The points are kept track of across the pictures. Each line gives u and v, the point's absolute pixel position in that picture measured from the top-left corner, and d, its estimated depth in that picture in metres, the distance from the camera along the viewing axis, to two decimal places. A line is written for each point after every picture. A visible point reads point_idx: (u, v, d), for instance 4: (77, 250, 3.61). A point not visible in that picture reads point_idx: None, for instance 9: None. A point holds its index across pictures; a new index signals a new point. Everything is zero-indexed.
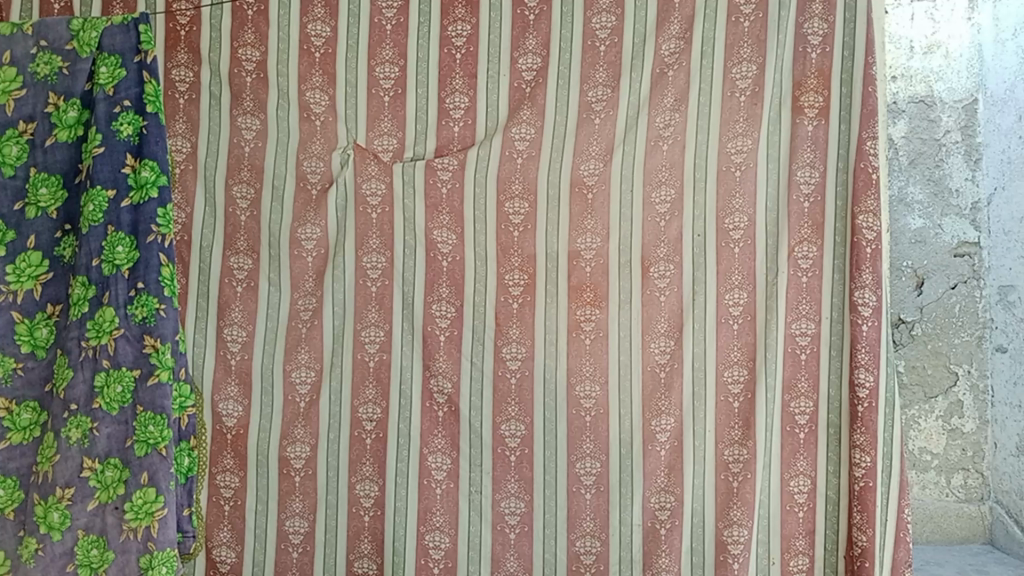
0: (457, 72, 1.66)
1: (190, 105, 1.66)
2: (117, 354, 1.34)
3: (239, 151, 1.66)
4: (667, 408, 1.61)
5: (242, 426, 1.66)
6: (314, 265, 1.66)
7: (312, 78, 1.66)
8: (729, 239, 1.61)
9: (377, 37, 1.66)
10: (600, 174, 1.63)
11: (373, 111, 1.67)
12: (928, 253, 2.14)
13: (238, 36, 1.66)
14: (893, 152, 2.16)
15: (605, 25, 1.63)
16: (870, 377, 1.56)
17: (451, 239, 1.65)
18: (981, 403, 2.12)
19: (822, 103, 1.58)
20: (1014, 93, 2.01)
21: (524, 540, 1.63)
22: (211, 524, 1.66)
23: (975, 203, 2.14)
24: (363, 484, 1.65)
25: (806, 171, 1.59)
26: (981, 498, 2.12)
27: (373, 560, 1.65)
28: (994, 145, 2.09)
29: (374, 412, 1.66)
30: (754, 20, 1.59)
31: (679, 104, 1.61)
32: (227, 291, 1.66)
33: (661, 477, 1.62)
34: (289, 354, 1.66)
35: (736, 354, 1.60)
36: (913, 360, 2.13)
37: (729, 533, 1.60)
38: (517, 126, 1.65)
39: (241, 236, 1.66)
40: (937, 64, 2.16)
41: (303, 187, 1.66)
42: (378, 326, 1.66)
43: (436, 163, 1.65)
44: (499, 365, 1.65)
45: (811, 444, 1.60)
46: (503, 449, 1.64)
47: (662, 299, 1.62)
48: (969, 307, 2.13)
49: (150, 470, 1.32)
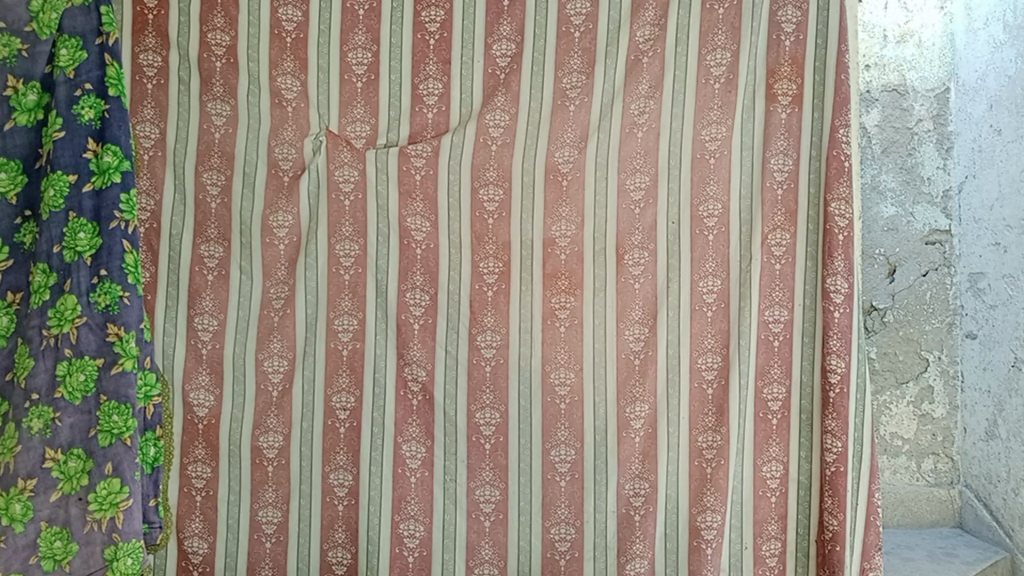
0: (431, 58, 1.65)
1: (158, 91, 1.63)
2: (80, 343, 1.32)
3: (209, 137, 1.63)
4: (641, 395, 1.62)
5: (213, 416, 1.64)
6: (287, 253, 1.64)
7: (283, 63, 1.64)
8: (703, 226, 1.61)
9: (349, 22, 1.64)
10: (575, 161, 1.63)
11: (345, 97, 1.65)
12: (900, 241, 2.16)
13: (207, 20, 1.63)
14: (866, 140, 2.17)
15: (580, 11, 1.62)
16: (842, 363, 1.57)
17: (425, 226, 1.64)
18: (951, 388, 2.15)
19: (795, 91, 1.58)
20: (985, 83, 2.03)
21: (499, 527, 1.64)
22: (183, 514, 1.64)
23: (947, 191, 2.16)
24: (336, 473, 1.64)
25: (780, 158, 1.59)
26: (951, 482, 2.15)
27: (347, 549, 1.64)
28: (965, 134, 2.11)
29: (347, 401, 1.65)
30: (728, 7, 1.59)
31: (654, 91, 1.61)
32: (198, 280, 1.64)
33: (636, 463, 1.62)
34: (262, 343, 1.64)
35: (710, 341, 1.61)
36: (885, 347, 2.16)
37: (702, 518, 1.61)
38: (491, 112, 1.64)
39: (211, 223, 1.64)
40: (910, 53, 2.17)
41: (275, 173, 1.64)
42: (352, 314, 1.64)
43: (410, 150, 1.64)
44: (474, 353, 1.64)
45: (784, 430, 1.61)
46: (478, 437, 1.64)
47: (637, 287, 1.62)
48: (940, 295, 2.15)
49: (114, 460, 1.31)
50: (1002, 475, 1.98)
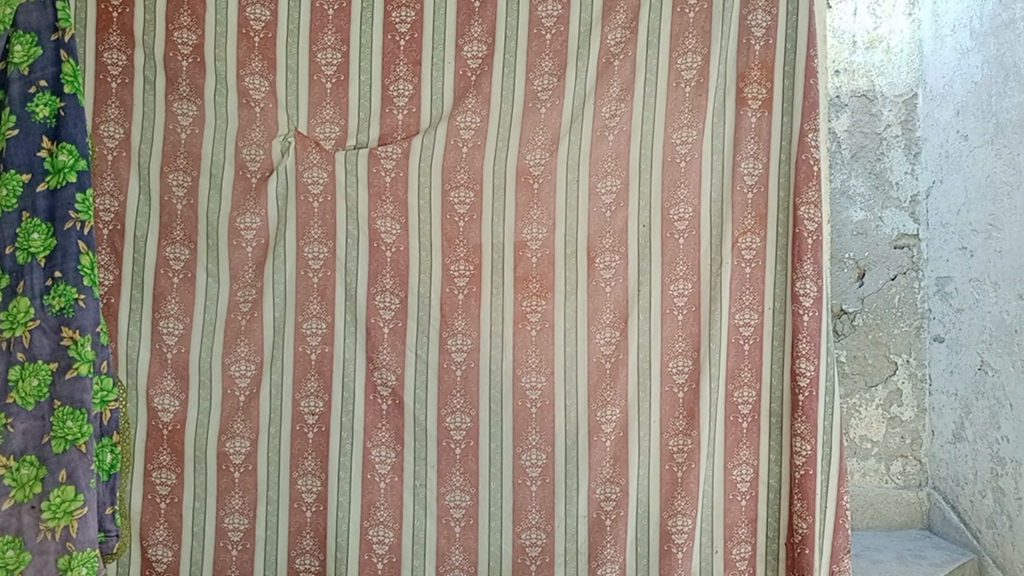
0: (401, 59, 1.63)
1: (122, 90, 1.60)
2: (33, 347, 1.29)
3: (175, 137, 1.61)
4: (612, 398, 1.61)
5: (178, 421, 1.61)
6: (254, 255, 1.62)
7: (251, 63, 1.62)
8: (673, 230, 1.61)
9: (318, 22, 1.63)
10: (546, 164, 1.62)
11: (314, 98, 1.63)
12: (869, 245, 2.18)
13: (173, 18, 1.60)
14: (836, 145, 2.19)
15: (551, 13, 1.62)
16: (811, 366, 1.57)
17: (395, 229, 1.63)
18: (919, 391, 2.17)
19: (765, 95, 1.59)
20: (952, 89, 2.05)
21: (469, 533, 1.62)
22: (146, 522, 1.61)
23: (914, 195, 2.18)
24: (304, 479, 1.62)
25: (750, 162, 1.60)
26: (919, 484, 2.17)
27: (315, 556, 1.62)
28: (932, 139, 2.13)
29: (316, 405, 1.62)
30: (698, 11, 1.59)
31: (625, 94, 1.61)
32: (163, 283, 1.61)
33: (607, 467, 1.61)
34: (229, 347, 1.62)
35: (682, 344, 1.61)
36: (855, 350, 2.18)
37: (673, 522, 1.60)
38: (462, 114, 1.63)
39: (177, 225, 1.61)
40: (878, 59, 2.20)
41: (242, 175, 1.62)
42: (321, 318, 1.62)
43: (380, 152, 1.62)
44: (444, 356, 1.63)
45: (754, 433, 1.61)
46: (448, 442, 1.63)
47: (608, 290, 1.62)
48: (908, 298, 2.17)
49: (69, 467, 1.28)
50: (969, 477, 2.00)
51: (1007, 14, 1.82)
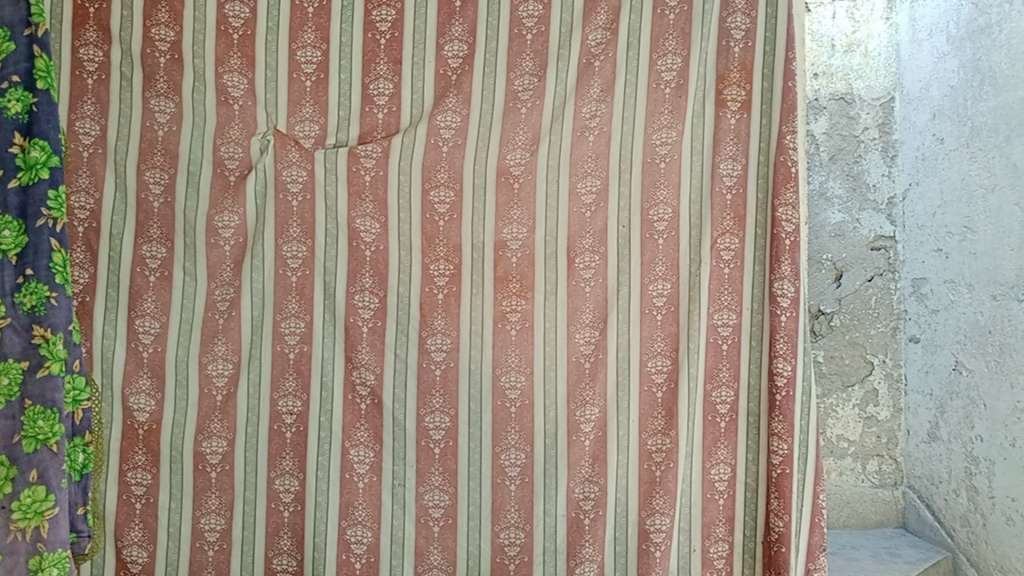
0: (381, 57, 1.63)
1: (99, 86, 1.58)
2: (3, 345, 1.27)
3: (152, 135, 1.59)
4: (591, 398, 1.61)
5: (154, 421, 1.60)
6: (232, 254, 1.61)
7: (229, 60, 1.60)
8: (653, 230, 1.61)
9: (298, 20, 1.62)
10: (526, 164, 1.62)
11: (293, 96, 1.62)
12: (846, 246, 2.20)
13: (151, 14, 1.59)
14: (814, 147, 2.21)
15: (532, 13, 1.62)
16: (788, 366, 1.58)
17: (374, 228, 1.62)
18: (895, 391, 2.20)
19: (744, 97, 1.59)
20: (928, 92, 2.07)
21: (448, 532, 1.62)
22: (121, 522, 1.59)
23: (891, 198, 2.21)
24: (282, 479, 1.61)
25: (729, 164, 1.60)
26: (894, 483, 2.20)
27: (292, 556, 1.61)
28: (909, 142, 2.16)
29: (294, 405, 1.62)
30: (679, 12, 1.60)
31: (605, 95, 1.61)
32: (139, 281, 1.60)
33: (586, 467, 1.61)
34: (206, 346, 1.61)
35: (660, 345, 1.61)
36: (832, 350, 2.20)
37: (651, 522, 1.61)
38: (443, 113, 1.62)
39: (153, 223, 1.60)
40: (856, 62, 2.22)
41: (220, 173, 1.61)
42: (299, 317, 1.61)
43: (360, 150, 1.62)
44: (423, 356, 1.62)
45: (731, 433, 1.62)
46: (427, 441, 1.62)
47: (587, 290, 1.62)
48: (885, 299, 2.20)
49: (40, 467, 1.26)
50: (943, 476, 2.02)
51: (983, 19, 1.85)
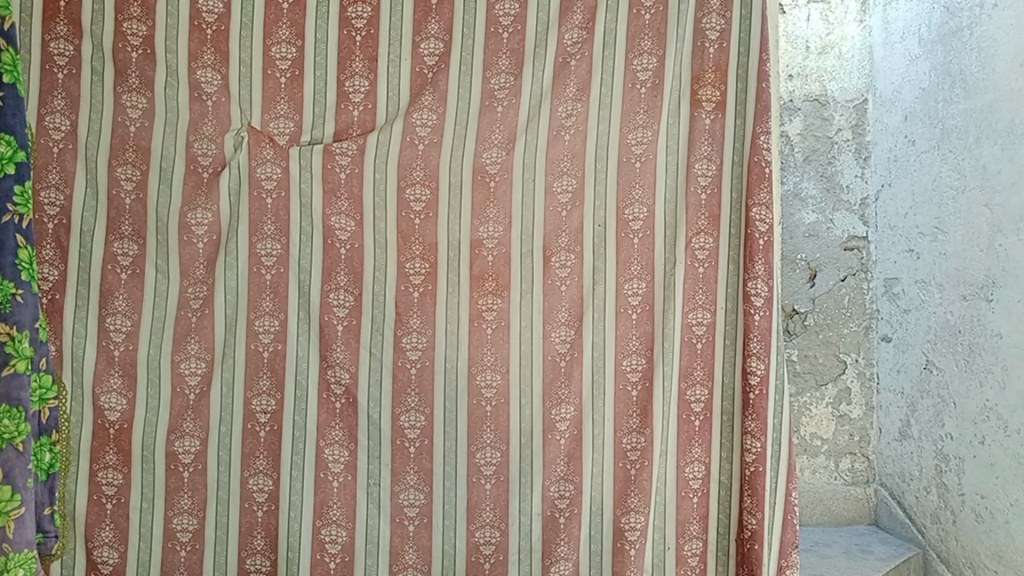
0: (357, 55, 1.62)
1: (69, 81, 1.56)
2: None
3: (123, 131, 1.57)
4: (567, 396, 1.62)
5: (126, 420, 1.58)
6: (205, 251, 1.59)
7: (203, 55, 1.59)
8: (628, 230, 1.62)
9: (273, 16, 1.61)
10: (502, 163, 1.62)
11: (268, 92, 1.61)
12: (820, 246, 2.22)
13: (122, 9, 1.57)
14: (789, 148, 2.23)
15: (509, 12, 1.62)
16: (761, 365, 1.59)
17: (350, 226, 1.61)
18: (867, 390, 2.23)
19: (719, 97, 1.60)
20: (901, 95, 2.10)
21: (423, 531, 1.62)
22: (92, 523, 1.57)
23: (864, 199, 2.23)
24: (255, 478, 1.60)
25: (704, 163, 1.61)
26: (867, 481, 2.23)
27: (266, 556, 1.60)
28: (882, 144, 2.18)
29: (268, 404, 1.60)
30: (655, 13, 1.60)
31: (582, 94, 1.62)
32: (109, 279, 1.58)
33: (561, 466, 1.62)
34: (178, 344, 1.59)
35: (635, 343, 1.62)
36: (806, 350, 2.22)
37: (626, 520, 1.61)
38: (418, 111, 1.62)
39: (125, 220, 1.58)
40: (831, 64, 2.24)
41: (193, 170, 1.59)
42: (274, 315, 1.60)
43: (335, 148, 1.61)
44: (399, 355, 1.62)
45: (706, 431, 1.63)
46: (402, 440, 1.62)
47: (563, 289, 1.62)
48: (858, 299, 2.22)
49: (6, 467, 1.23)
50: (914, 474, 2.05)
51: (954, 22, 1.87)
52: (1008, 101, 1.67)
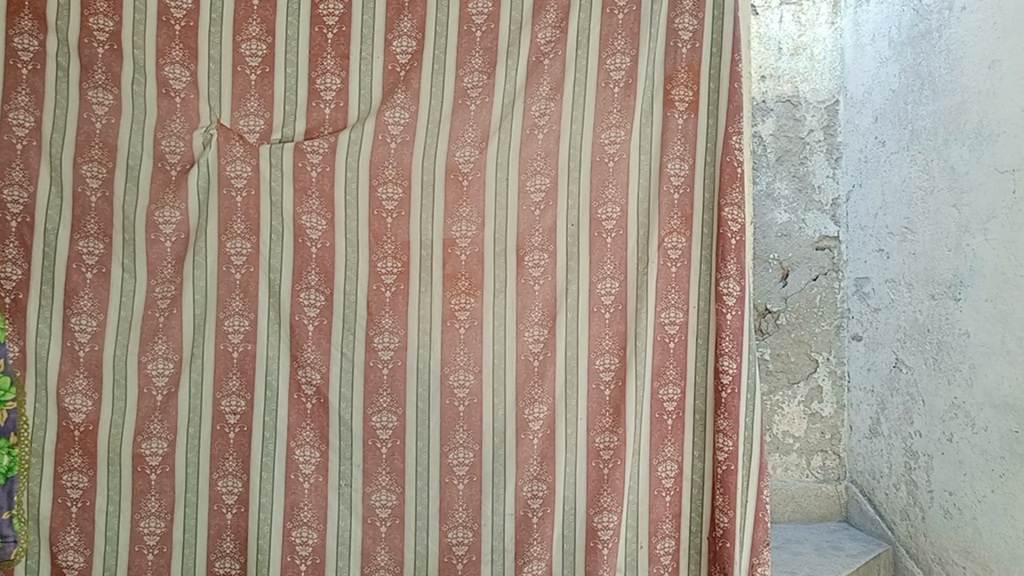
0: (329, 52, 1.61)
1: (34, 77, 1.53)
2: None
3: (89, 127, 1.55)
4: (540, 396, 1.61)
5: (92, 421, 1.55)
6: (173, 250, 1.57)
7: (171, 52, 1.57)
8: (601, 229, 1.62)
9: (243, 12, 1.59)
10: (475, 161, 1.62)
11: (238, 89, 1.59)
12: (792, 246, 2.25)
13: (89, 3, 1.54)
14: (762, 149, 2.26)
15: (481, 10, 1.61)
16: (733, 364, 1.59)
17: (321, 225, 1.60)
18: (839, 388, 2.25)
19: (691, 97, 1.60)
20: (871, 96, 2.12)
21: (395, 533, 1.61)
22: (57, 527, 1.55)
23: (835, 199, 2.26)
24: (225, 480, 1.58)
25: (676, 163, 1.61)
26: (838, 478, 2.25)
27: (235, 559, 1.58)
28: (852, 145, 2.20)
29: (237, 405, 1.58)
30: (628, 12, 1.60)
31: (555, 93, 1.61)
32: (75, 278, 1.55)
33: (534, 465, 1.61)
34: (145, 345, 1.57)
35: (608, 343, 1.62)
36: (778, 349, 2.25)
37: (599, 519, 1.61)
38: (391, 109, 1.61)
39: (90, 218, 1.55)
40: (802, 65, 2.27)
41: (161, 167, 1.57)
42: (243, 315, 1.58)
43: (306, 146, 1.59)
44: (370, 355, 1.60)
45: (678, 431, 1.64)
46: (374, 441, 1.60)
47: (537, 288, 1.62)
48: (829, 299, 2.25)
49: None
50: (884, 471, 2.07)
51: (923, 25, 1.89)
52: (975, 104, 1.69)
